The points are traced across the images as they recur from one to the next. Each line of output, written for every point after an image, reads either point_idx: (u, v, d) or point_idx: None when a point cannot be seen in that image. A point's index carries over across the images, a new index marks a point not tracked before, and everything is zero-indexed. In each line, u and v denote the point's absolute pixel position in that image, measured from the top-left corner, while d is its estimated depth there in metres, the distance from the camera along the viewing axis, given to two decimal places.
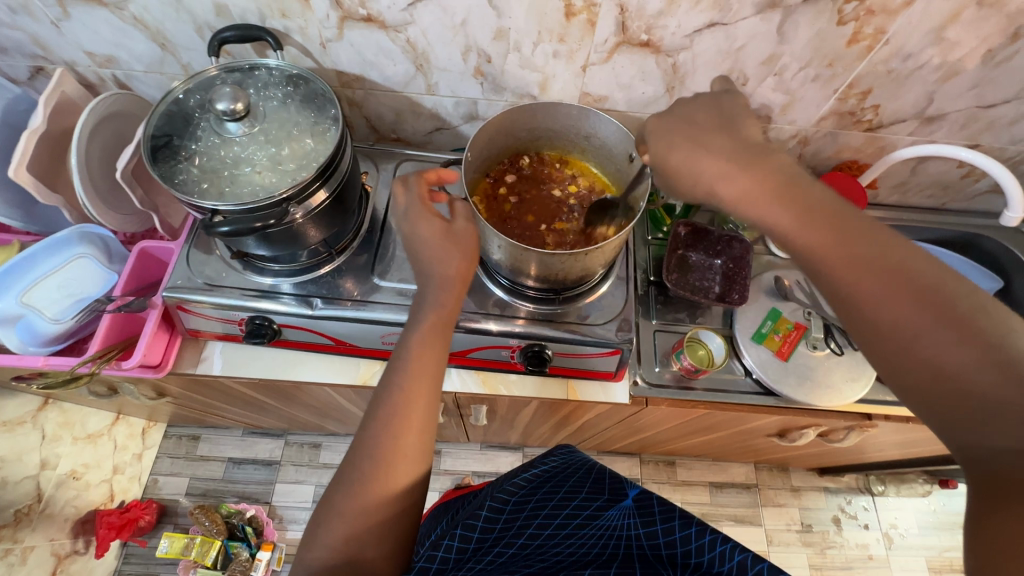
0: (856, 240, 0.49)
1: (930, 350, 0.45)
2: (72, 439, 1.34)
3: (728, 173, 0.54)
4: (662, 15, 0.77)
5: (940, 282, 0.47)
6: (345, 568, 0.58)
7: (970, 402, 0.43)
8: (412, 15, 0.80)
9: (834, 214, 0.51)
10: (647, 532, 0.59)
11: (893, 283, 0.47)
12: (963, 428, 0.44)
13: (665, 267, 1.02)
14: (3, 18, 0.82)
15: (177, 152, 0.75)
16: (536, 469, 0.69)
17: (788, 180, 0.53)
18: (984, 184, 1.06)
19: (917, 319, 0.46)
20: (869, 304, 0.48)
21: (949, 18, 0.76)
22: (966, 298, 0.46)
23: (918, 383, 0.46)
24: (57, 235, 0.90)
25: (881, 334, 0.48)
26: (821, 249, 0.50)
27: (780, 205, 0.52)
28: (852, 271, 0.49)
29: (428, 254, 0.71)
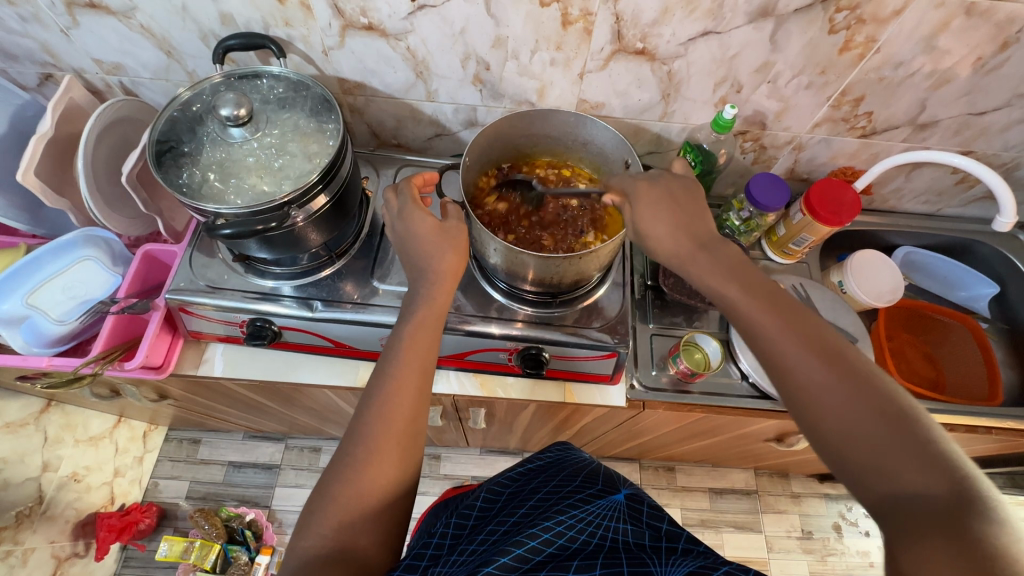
0: (784, 312, 0.55)
1: (837, 407, 0.49)
2: (73, 442, 1.34)
3: (694, 255, 0.63)
4: (657, 24, 0.79)
5: (845, 348, 0.52)
6: (337, 554, 0.58)
7: (880, 457, 0.46)
8: (412, 24, 0.82)
9: (773, 288, 0.58)
10: (634, 532, 0.60)
11: (805, 345, 0.52)
12: (876, 483, 0.46)
13: (661, 272, 1.04)
14: (13, 27, 0.84)
15: (182, 156, 0.76)
16: (527, 465, 0.77)
17: (738, 262, 0.61)
18: (979, 191, 1.07)
19: (827, 376, 0.51)
20: (789, 364, 0.53)
21: (938, 26, 0.77)
22: (869, 367, 0.51)
23: (833, 440, 0.49)
24: (63, 238, 0.92)
25: (799, 393, 0.52)
26: (756, 315, 0.56)
27: (728, 279, 0.59)
28: (776, 331, 0.54)
29: (421, 250, 0.73)
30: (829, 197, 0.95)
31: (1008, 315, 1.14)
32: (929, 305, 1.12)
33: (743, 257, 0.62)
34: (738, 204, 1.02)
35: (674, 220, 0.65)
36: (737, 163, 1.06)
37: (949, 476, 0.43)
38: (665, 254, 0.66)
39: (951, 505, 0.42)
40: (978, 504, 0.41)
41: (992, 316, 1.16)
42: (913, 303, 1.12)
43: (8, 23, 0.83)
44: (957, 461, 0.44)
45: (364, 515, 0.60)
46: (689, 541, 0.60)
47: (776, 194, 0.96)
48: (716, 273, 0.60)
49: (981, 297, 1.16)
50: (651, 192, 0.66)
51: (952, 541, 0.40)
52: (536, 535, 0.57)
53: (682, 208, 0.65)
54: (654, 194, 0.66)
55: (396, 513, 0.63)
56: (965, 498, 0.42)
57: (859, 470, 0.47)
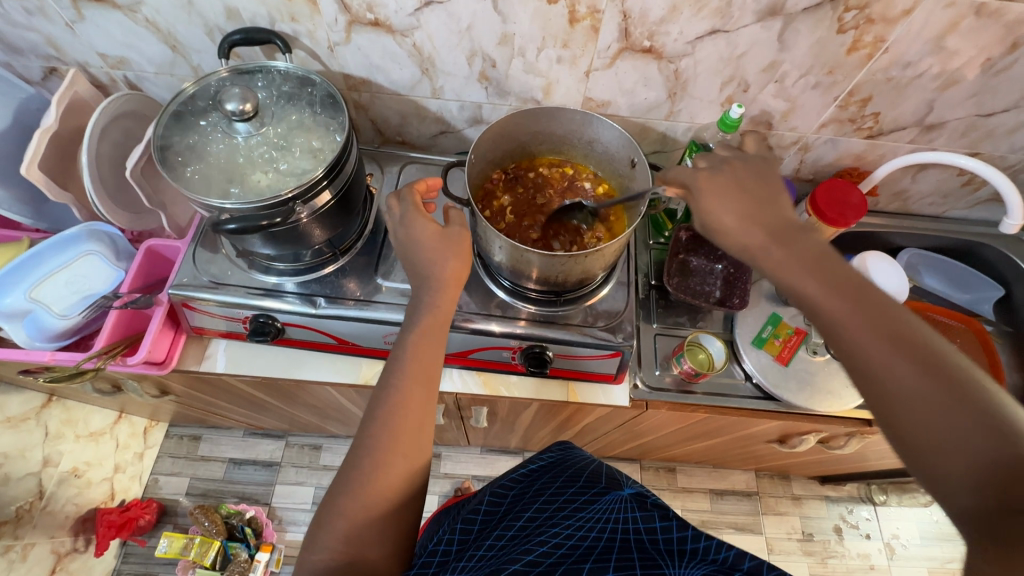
0: (870, 308, 0.51)
1: (930, 417, 0.46)
2: (74, 437, 1.35)
3: (766, 246, 0.59)
4: (664, 22, 0.79)
5: (942, 350, 0.48)
6: (347, 568, 0.59)
7: (975, 472, 0.43)
8: (418, 20, 0.81)
9: (857, 281, 0.53)
10: (645, 518, 0.60)
11: (895, 347, 0.49)
12: (970, 501, 0.43)
13: (666, 271, 1.03)
14: (18, 20, 0.84)
15: (186, 150, 0.76)
16: (530, 466, 0.75)
17: (818, 252, 0.56)
18: (985, 193, 1.07)
19: (920, 383, 0.47)
20: (874, 368, 0.49)
21: (947, 27, 0.77)
22: (972, 373, 0.47)
23: (925, 452, 0.46)
24: (67, 232, 0.91)
25: (885, 399, 0.48)
26: (839, 313, 0.52)
27: (808, 271, 0.55)
28: (862, 332, 0.50)
29: (425, 256, 0.72)
30: (836, 197, 0.95)
31: (1013, 318, 1.14)
32: (933, 307, 1.11)
33: (826, 246, 0.57)
34: None
35: (742, 208, 0.61)
36: None
37: None
38: (732, 246, 0.62)
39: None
40: None
41: (997, 319, 1.16)
42: (917, 304, 1.11)
43: (14, 16, 0.83)
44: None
45: (372, 528, 0.61)
46: (707, 538, 0.57)
47: None
48: (793, 264, 0.56)
49: (985, 299, 1.15)
50: (716, 182, 0.63)
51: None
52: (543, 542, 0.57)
53: (755, 199, 0.62)
54: (717, 183, 0.63)
55: (405, 522, 0.63)
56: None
57: (950, 486, 0.44)
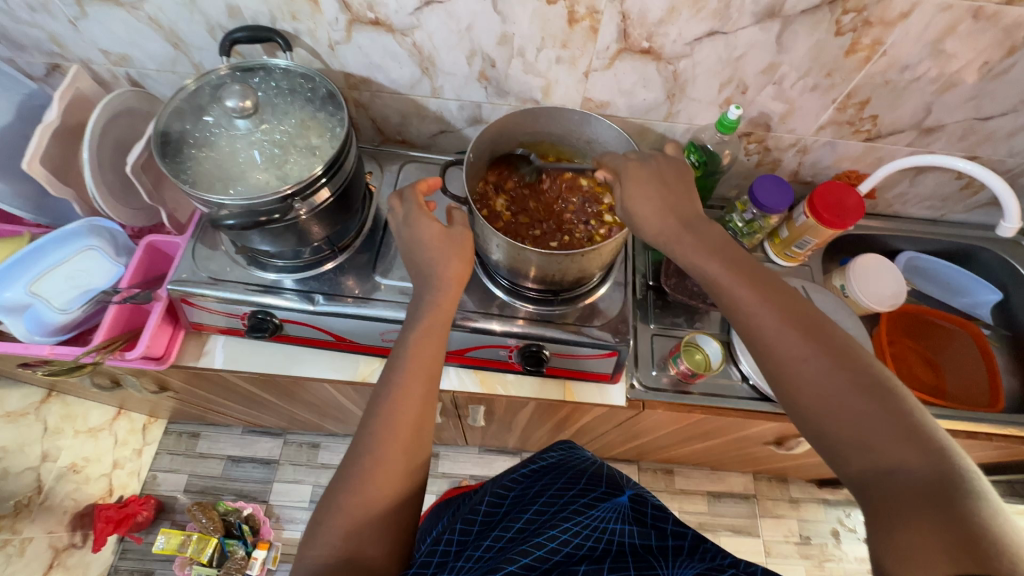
0: (773, 292, 0.58)
1: (822, 383, 0.52)
2: (73, 432, 1.36)
3: (680, 234, 0.65)
4: (663, 23, 0.79)
5: (828, 328, 0.56)
6: (346, 565, 0.58)
7: (861, 434, 0.49)
8: (418, 20, 0.82)
9: (760, 270, 0.61)
10: (640, 532, 0.60)
11: (792, 324, 0.56)
12: (856, 459, 0.49)
13: (664, 271, 1.05)
14: (22, 16, 0.84)
15: (186, 146, 0.77)
16: (534, 465, 0.76)
17: (727, 245, 0.64)
18: (983, 197, 1.07)
19: (813, 354, 0.53)
20: (776, 344, 0.56)
21: (946, 30, 0.77)
22: (852, 347, 0.54)
23: (818, 414, 0.52)
24: (67, 227, 0.92)
25: (789, 374, 0.54)
26: (745, 297, 0.59)
27: (718, 261, 0.62)
28: (765, 313, 0.57)
29: (427, 257, 0.73)
30: (833, 199, 0.95)
31: (1010, 322, 1.14)
32: (929, 310, 1.12)
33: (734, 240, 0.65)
34: (741, 205, 1.02)
35: (664, 200, 0.68)
36: (740, 165, 1.06)
37: (929, 453, 0.46)
38: (651, 233, 0.68)
39: (931, 475, 0.44)
40: (961, 483, 0.43)
41: (995, 323, 1.16)
42: (913, 307, 1.12)
43: (17, 12, 0.84)
44: (932, 434, 0.47)
45: (371, 526, 0.60)
46: (697, 539, 0.60)
47: (779, 196, 0.96)
48: (710, 253, 0.63)
49: (983, 303, 1.15)
50: (641, 174, 0.70)
51: (937, 509, 0.42)
52: (541, 544, 0.57)
53: (673, 194, 0.69)
54: (643, 175, 0.70)
55: (404, 521, 0.63)
56: (943, 469, 0.45)
57: (839, 443, 0.50)
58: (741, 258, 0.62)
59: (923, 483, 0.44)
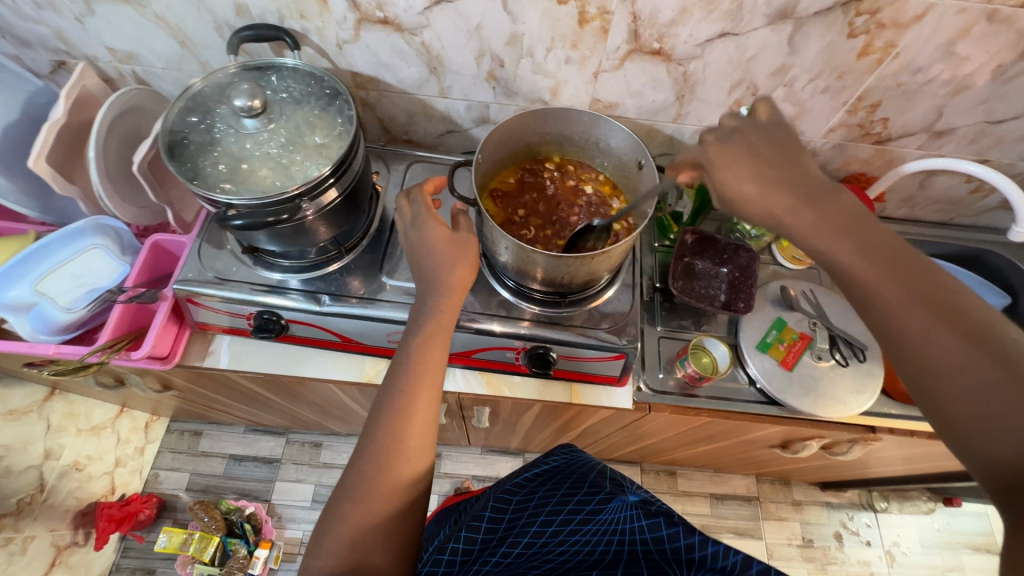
0: (912, 279, 0.53)
1: (968, 383, 0.47)
2: (76, 431, 1.35)
3: (797, 209, 0.58)
4: (674, 24, 0.79)
5: (979, 316, 0.50)
6: (352, 573, 0.57)
7: (1010, 431, 0.45)
8: (428, 19, 0.81)
9: (894, 250, 0.54)
10: (650, 525, 0.59)
11: (934, 314, 0.50)
12: (1002, 459, 0.45)
13: (671, 274, 1.03)
14: (28, 13, 0.84)
15: (194, 146, 0.76)
16: (534, 470, 0.75)
17: (853, 216, 0.57)
18: (993, 201, 1.06)
19: (959, 350, 0.48)
20: (913, 338, 0.51)
21: (959, 33, 0.76)
22: (1010, 338, 0.48)
23: (959, 416, 0.47)
24: (72, 226, 0.91)
25: (923, 362, 0.50)
26: (878, 283, 0.53)
27: (843, 239, 0.56)
28: (900, 303, 0.52)
29: (433, 260, 0.72)
30: None
31: None
32: None
33: (860, 211, 0.58)
34: None
35: (765, 176, 0.59)
36: None
37: None
38: (755, 217, 0.60)
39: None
40: None
41: None
42: None
43: (24, 9, 0.83)
44: None
45: (377, 532, 0.60)
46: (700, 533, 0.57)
47: None
48: (830, 233, 0.56)
49: None
50: (728, 153, 0.61)
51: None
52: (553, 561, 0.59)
53: (770, 168, 0.60)
54: (730, 155, 0.61)
55: (410, 527, 0.62)
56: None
57: (981, 440, 0.46)
58: (874, 232, 0.56)
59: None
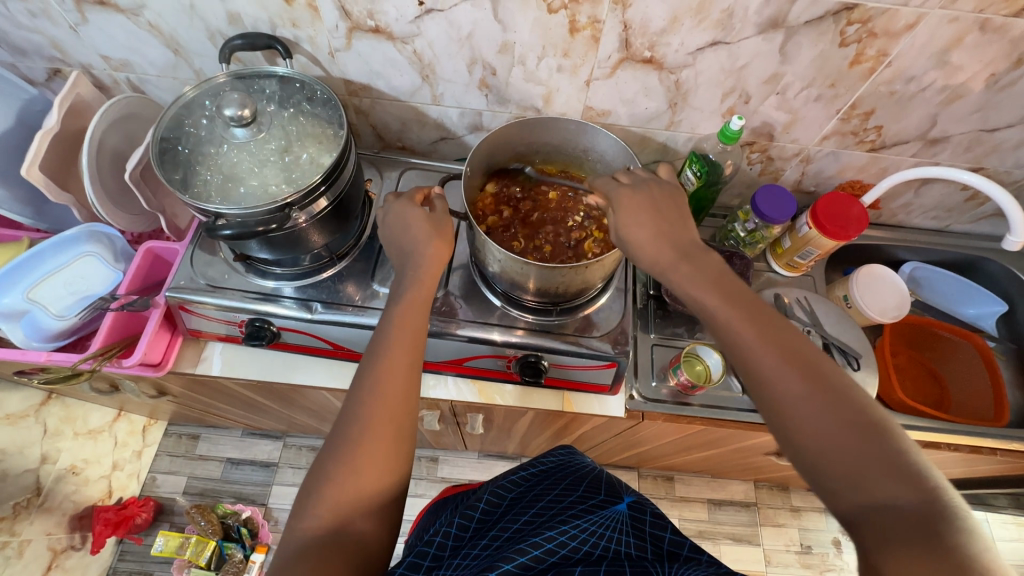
0: (762, 323, 0.56)
1: (813, 419, 0.50)
2: (73, 434, 1.39)
3: (676, 263, 0.62)
4: (665, 33, 0.78)
5: (817, 358, 0.54)
6: (333, 539, 0.57)
7: (850, 469, 0.48)
8: (418, 27, 0.81)
9: (748, 296, 0.58)
10: (637, 544, 0.59)
11: (781, 353, 0.54)
12: (847, 497, 0.47)
13: (666, 281, 1.04)
14: (23, 22, 0.84)
15: (183, 155, 0.76)
16: (532, 469, 0.76)
17: (719, 270, 0.61)
18: (989, 208, 1.05)
19: (804, 388, 0.52)
20: (765, 377, 0.53)
21: (952, 41, 0.76)
22: (846, 383, 0.52)
23: (806, 451, 0.50)
24: (66, 233, 0.92)
25: (774, 403, 0.53)
26: (734, 324, 0.57)
27: (708, 287, 0.60)
28: (755, 341, 0.55)
29: (411, 236, 0.74)
30: (836, 211, 0.94)
31: (1016, 334, 1.12)
32: (935, 321, 1.11)
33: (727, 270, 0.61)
34: (743, 215, 1.02)
35: (657, 227, 0.64)
36: (743, 174, 1.05)
37: (917, 487, 0.45)
38: (645, 261, 0.64)
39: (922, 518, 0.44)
40: (951, 518, 0.43)
41: (1000, 335, 1.14)
42: (919, 319, 1.11)
43: (18, 17, 0.83)
44: (924, 471, 0.46)
45: (357, 500, 0.59)
46: (693, 548, 0.60)
47: (782, 207, 0.95)
48: (696, 281, 0.60)
49: (988, 315, 1.14)
50: (634, 202, 0.65)
51: (927, 554, 0.42)
52: (538, 544, 0.56)
53: (668, 222, 0.65)
54: (635, 202, 0.65)
55: (396, 498, 0.62)
56: (935, 512, 0.44)
57: (828, 482, 0.49)
58: (728, 282, 0.59)
59: (918, 526, 0.43)
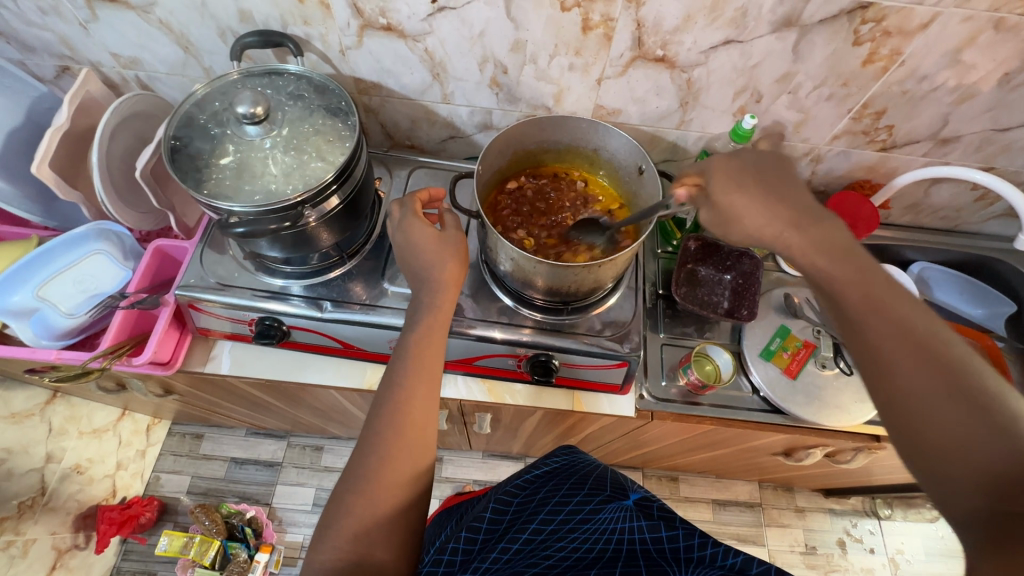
0: (895, 312, 0.52)
1: (938, 417, 0.48)
2: (77, 433, 1.36)
3: (795, 235, 0.59)
4: (678, 31, 0.78)
5: (958, 352, 0.50)
6: (356, 568, 0.56)
7: (975, 471, 0.45)
8: (431, 25, 0.81)
9: (885, 282, 0.54)
10: (651, 528, 0.59)
11: (914, 346, 0.50)
12: (969, 499, 0.46)
13: (673, 281, 1.02)
14: (34, 19, 0.84)
15: (193, 152, 0.76)
16: (537, 471, 0.75)
17: (848, 247, 0.57)
18: (998, 208, 1.05)
19: (936, 384, 0.49)
20: (892, 368, 0.51)
21: (965, 41, 0.76)
22: (987, 379, 0.48)
23: (928, 447, 0.48)
24: (75, 231, 0.91)
25: (898, 397, 0.50)
26: (861, 312, 0.54)
27: (836, 272, 0.56)
28: (882, 330, 0.52)
29: (422, 260, 0.73)
30: (846, 210, 0.94)
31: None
32: (942, 322, 1.10)
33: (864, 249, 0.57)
34: None
35: (762, 193, 0.60)
36: None
37: None
38: (751, 232, 0.61)
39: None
40: None
41: (1008, 335, 1.14)
42: None
43: (28, 14, 0.83)
44: None
45: (378, 526, 0.59)
46: (703, 535, 0.58)
47: None
48: (815, 253, 0.57)
49: (997, 315, 1.14)
50: (730, 167, 0.62)
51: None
52: (546, 558, 0.57)
53: (765, 182, 0.60)
54: (732, 167, 0.62)
55: (414, 522, 0.62)
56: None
57: (950, 482, 0.47)
58: (865, 265, 0.55)
59: None
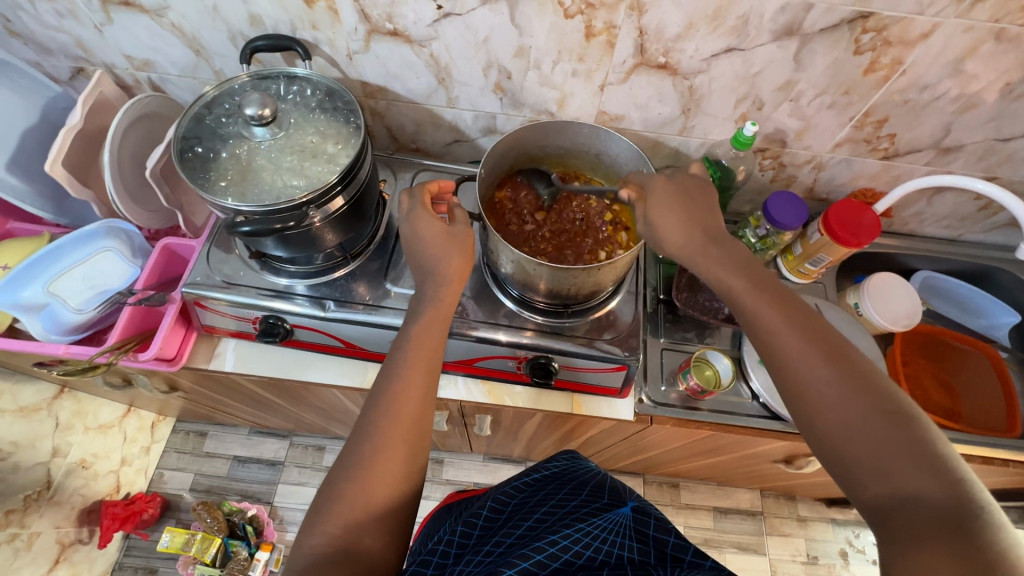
0: (792, 315, 0.58)
1: (836, 407, 0.52)
2: (84, 429, 1.38)
3: (705, 248, 0.65)
4: (680, 38, 0.79)
5: (847, 349, 0.55)
6: (343, 554, 0.57)
7: (874, 456, 0.49)
8: (436, 31, 0.83)
9: (781, 289, 0.60)
10: (639, 549, 0.59)
11: (809, 342, 0.55)
12: (872, 483, 0.48)
13: (675, 285, 1.04)
14: (50, 21, 0.86)
15: (202, 153, 0.77)
16: (536, 474, 0.75)
17: (750, 262, 0.63)
18: (1002, 218, 1.05)
19: (833, 378, 0.53)
20: (795, 365, 0.55)
21: (967, 51, 0.76)
22: (872, 371, 0.53)
23: (831, 437, 0.52)
24: (86, 229, 0.93)
25: (800, 391, 0.54)
26: (764, 314, 0.59)
27: (741, 280, 0.62)
28: (782, 329, 0.57)
29: (429, 253, 0.74)
30: (848, 218, 0.94)
31: None
32: (946, 331, 1.10)
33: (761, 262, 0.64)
34: (754, 221, 1.02)
35: (686, 220, 0.67)
36: (755, 181, 1.05)
37: (944, 480, 0.46)
38: (675, 248, 0.67)
39: (947, 512, 0.44)
40: (978, 512, 0.43)
41: (1012, 345, 1.13)
42: (929, 328, 1.10)
43: (45, 17, 0.85)
44: (953, 465, 0.47)
45: (370, 516, 0.60)
46: (697, 555, 0.59)
47: (793, 213, 0.95)
48: (720, 267, 0.63)
49: (1001, 325, 1.13)
50: (667, 189, 0.69)
51: (955, 542, 0.42)
52: (541, 548, 0.57)
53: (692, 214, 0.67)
54: (668, 190, 0.69)
55: (405, 516, 0.63)
56: (964, 507, 0.44)
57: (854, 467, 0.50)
58: (764, 276, 0.61)
59: (945, 518, 0.44)
